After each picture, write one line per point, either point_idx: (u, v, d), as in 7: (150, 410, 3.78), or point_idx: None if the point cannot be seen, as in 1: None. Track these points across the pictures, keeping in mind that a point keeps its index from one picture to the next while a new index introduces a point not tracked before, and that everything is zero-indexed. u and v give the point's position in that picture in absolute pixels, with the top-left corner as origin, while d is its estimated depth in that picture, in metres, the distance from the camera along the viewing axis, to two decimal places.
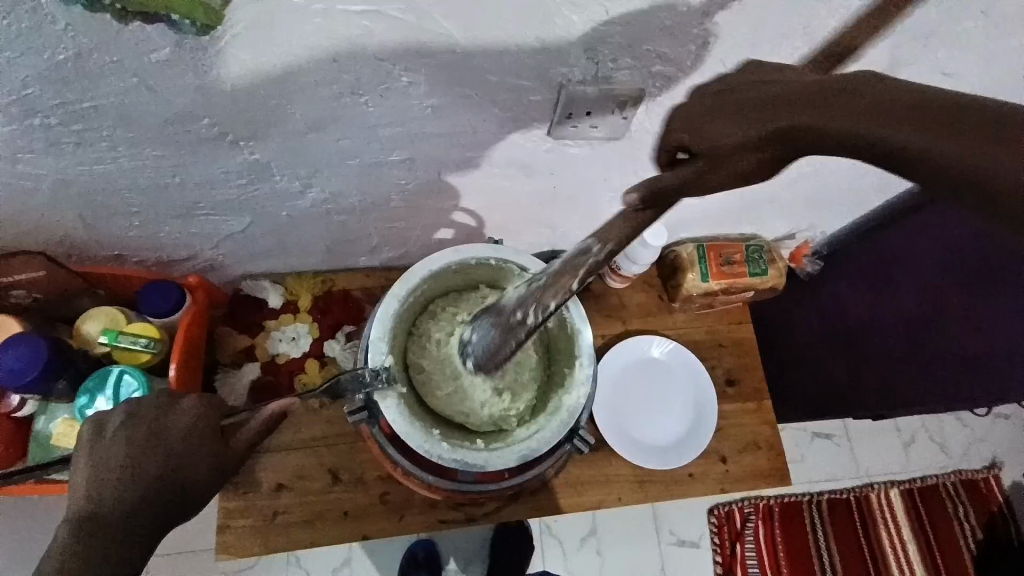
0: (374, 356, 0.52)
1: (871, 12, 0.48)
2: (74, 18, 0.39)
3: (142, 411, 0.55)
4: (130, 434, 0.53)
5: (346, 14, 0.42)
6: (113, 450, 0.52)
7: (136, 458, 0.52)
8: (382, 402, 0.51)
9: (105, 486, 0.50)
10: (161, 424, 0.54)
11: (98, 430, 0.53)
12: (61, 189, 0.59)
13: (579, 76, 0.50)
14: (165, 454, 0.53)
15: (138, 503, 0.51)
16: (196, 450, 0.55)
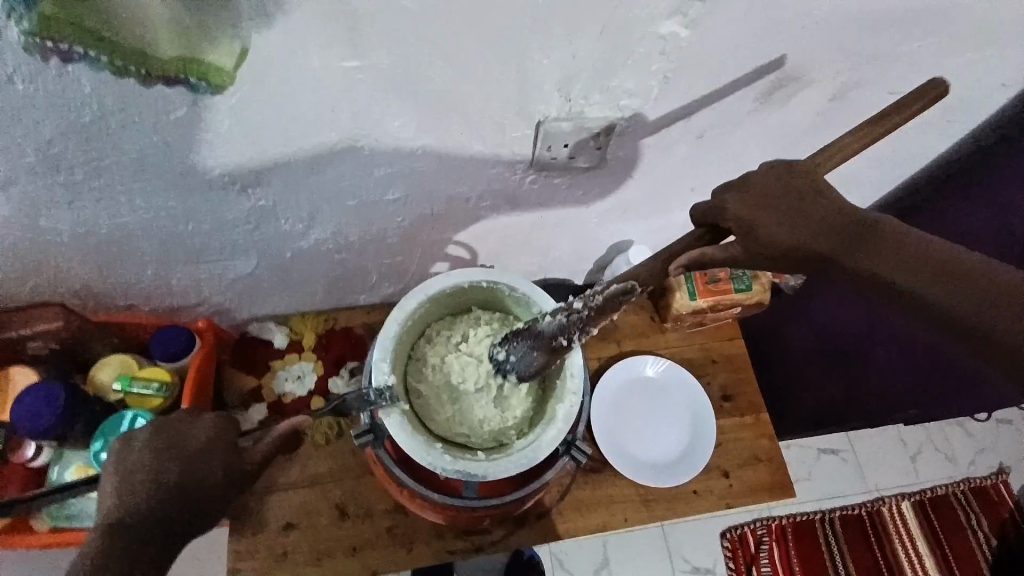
0: (378, 376, 0.54)
1: (808, 41, 0.53)
2: (100, 85, 0.43)
3: (164, 424, 0.58)
4: (152, 446, 0.57)
5: (342, 69, 0.46)
6: (140, 461, 0.56)
7: (157, 466, 0.56)
8: (388, 419, 0.52)
9: (131, 494, 0.54)
10: (182, 438, 0.58)
11: (125, 445, 0.57)
12: (81, 241, 0.63)
13: (555, 113, 0.56)
14: (184, 465, 0.57)
15: (159, 512, 0.55)
16: (213, 462, 0.58)
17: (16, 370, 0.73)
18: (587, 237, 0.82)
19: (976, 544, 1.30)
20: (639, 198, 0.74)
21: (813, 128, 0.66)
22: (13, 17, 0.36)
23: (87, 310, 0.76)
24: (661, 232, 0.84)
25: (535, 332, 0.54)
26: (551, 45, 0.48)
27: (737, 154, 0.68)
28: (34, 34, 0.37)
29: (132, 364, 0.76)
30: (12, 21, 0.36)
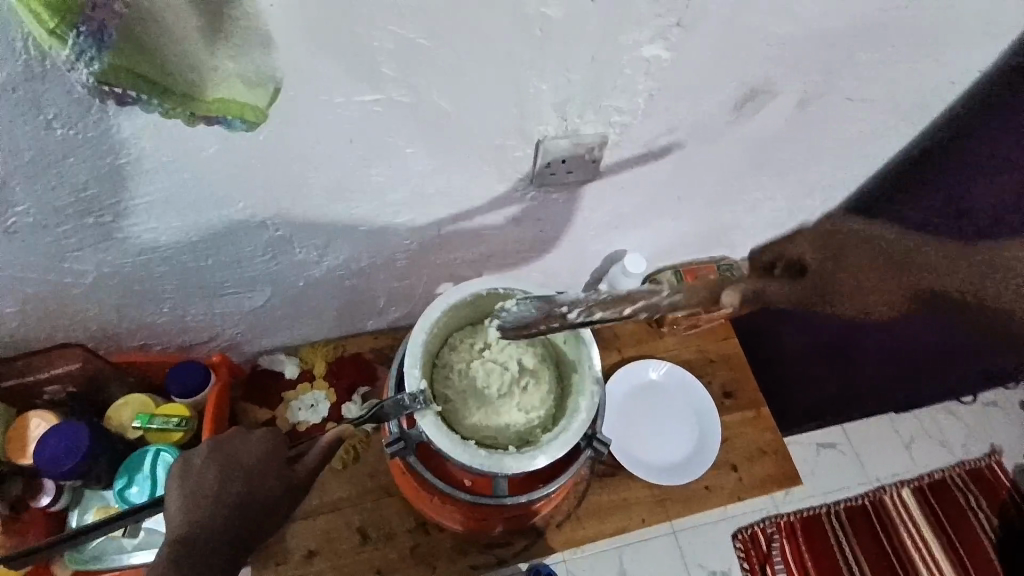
0: (410, 382, 0.56)
1: (775, 58, 0.60)
2: (140, 126, 0.47)
3: (221, 442, 0.59)
4: (213, 462, 0.57)
5: (361, 102, 0.51)
6: (203, 478, 0.56)
7: (220, 483, 0.56)
8: (423, 421, 0.54)
9: (198, 509, 0.55)
10: (238, 454, 0.59)
11: (186, 465, 0.57)
12: (106, 281, 0.66)
13: (553, 132, 0.61)
14: (246, 478, 0.57)
15: (224, 528, 0.55)
16: (269, 477, 0.58)
17: (34, 415, 0.73)
18: (584, 249, 0.86)
19: (978, 526, 1.30)
20: (631, 209, 0.79)
21: (788, 135, 0.72)
22: (83, 62, 0.36)
23: (104, 350, 0.77)
24: (653, 240, 0.89)
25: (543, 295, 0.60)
26: (548, 73, 0.53)
27: (719, 162, 0.74)
28: (97, 81, 0.38)
29: (150, 402, 0.77)
30: (81, 65, 0.36)
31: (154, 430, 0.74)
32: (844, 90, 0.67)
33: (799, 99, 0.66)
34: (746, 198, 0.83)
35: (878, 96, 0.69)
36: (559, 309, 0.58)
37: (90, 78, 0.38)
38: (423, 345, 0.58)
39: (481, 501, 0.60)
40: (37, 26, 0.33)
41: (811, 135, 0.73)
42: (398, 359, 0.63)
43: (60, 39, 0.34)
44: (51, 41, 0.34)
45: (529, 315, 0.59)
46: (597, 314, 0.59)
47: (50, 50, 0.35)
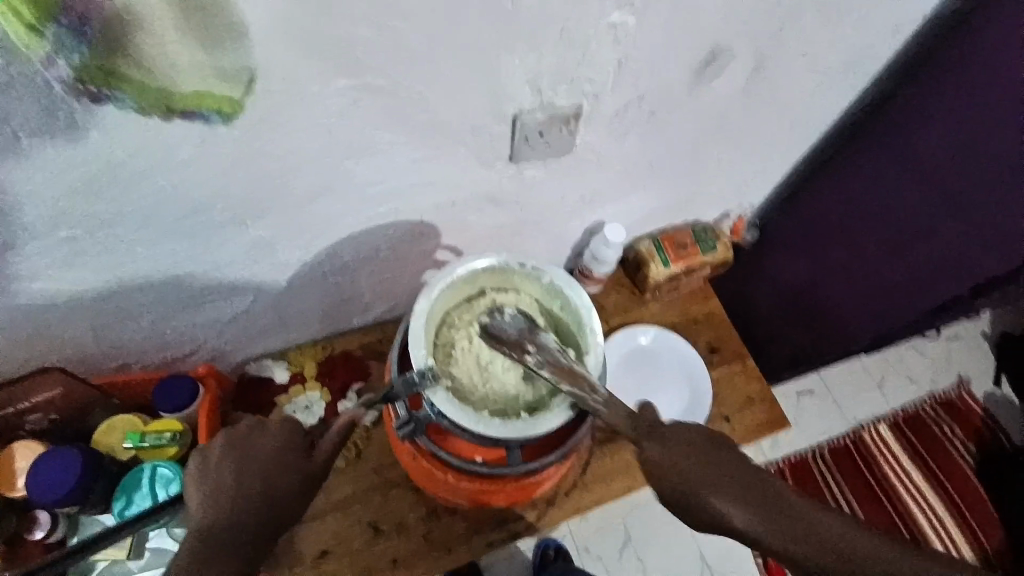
0: (418, 360, 0.57)
1: (735, 17, 0.61)
2: (107, 132, 0.46)
3: (236, 433, 0.58)
4: (230, 454, 0.56)
5: (336, 92, 0.51)
6: (222, 469, 0.55)
7: (242, 475, 0.55)
8: (435, 397, 0.56)
9: (220, 499, 0.54)
10: (256, 445, 0.58)
11: (204, 460, 0.56)
12: (80, 301, 0.63)
13: (528, 107, 0.61)
14: (266, 466, 0.57)
15: (246, 517, 0.54)
16: (287, 466, 0.58)
17: (17, 448, 0.71)
18: (564, 224, 0.87)
19: (957, 454, 1.34)
20: (607, 180, 0.80)
21: (751, 93, 0.73)
22: (61, 56, 0.39)
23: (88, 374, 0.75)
24: (629, 210, 0.90)
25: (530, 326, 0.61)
26: (521, 47, 0.54)
27: (689, 126, 0.75)
28: (75, 77, 0.40)
29: (137, 421, 0.76)
30: (60, 59, 0.39)
31: (146, 447, 0.73)
32: (800, 44, 0.68)
33: (759, 57, 0.68)
34: (715, 159, 0.85)
35: (832, 47, 0.70)
36: (526, 346, 0.59)
37: (68, 74, 0.40)
38: (427, 323, 0.59)
39: (498, 472, 0.63)
40: (14, 19, 0.36)
41: (772, 93, 0.75)
42: (400, 345, 0.65)
43: (41, 33, 0.37)
44: (30, 37, 0.37)
45: (507, 334, 0.61)
46: (546, 372, 0.57)
47: (32, 50, 0.38)
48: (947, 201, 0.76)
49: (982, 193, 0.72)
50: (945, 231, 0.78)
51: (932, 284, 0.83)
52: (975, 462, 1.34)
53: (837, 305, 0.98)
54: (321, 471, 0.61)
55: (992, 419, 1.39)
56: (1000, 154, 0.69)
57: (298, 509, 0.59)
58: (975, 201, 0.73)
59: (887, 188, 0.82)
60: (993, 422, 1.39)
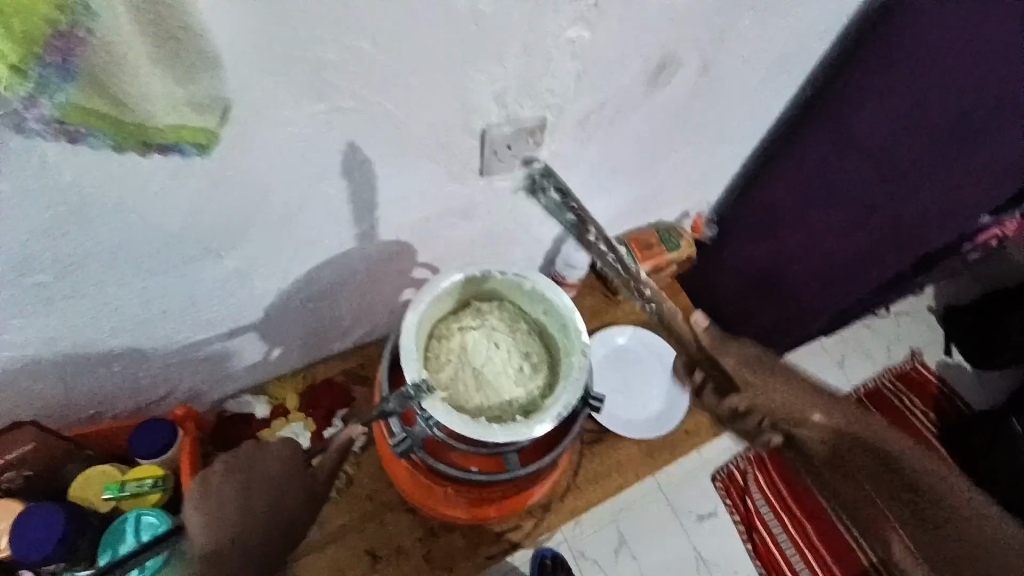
0: (411, 373, 0.58)
1: (678, 27, 0.66)
2: (80, 171, 0.46)
3: (238, 457, 0.58)
4: (233, 480, 0.56)
5: (309, 115, 0.52)
6: (225, 496, 0.55)
7: (245, 499, 0.57)
8: (433, 407, 0.56)
9: (224, 526, 0.55)
10: (261, 470, 0.58)
11: (205, 484, 0.55)
12: (49, 347, 0.61)
13: (495, 122, 0.64)
14: (269, 491, 0.59)
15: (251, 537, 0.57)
16: (288, 490, 0.61)
17: None
18: (535, 233, 0.90)
19: (919, 423, 1.43)
20: (572, 187, 0.83)
21: (698, 96, 0.78)
22: (43, 96, 0.36)
23: (60, 426, 0.74)
24: (595, 215, 0.94)
25: None
26: (483, 64, 0.56)
27: (644, 131, 0.80)
28: (55, 117, 0.38)
29: (116, 472, 0.74)
30: (43, 98, 0.36)
31: (128, 497, 0.71)
32: (739, 49, 0.74)
33: (703, 63, 0.73)
34: (671, 160, 0.90)
35: (766, 52, 0.77)
36: None
37: (47, 113, 0.38)
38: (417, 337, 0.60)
39: (497, 479, 0.63)
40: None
41: (718, 95, 0.80)
42: (388, 361, 0.66)
43: (25, 74, 0.34)
44: (12, 79, 0.34)
45: None
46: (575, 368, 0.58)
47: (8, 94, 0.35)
48: (893, 177, 0.80)
49: (926, 166, 0.76)
50: (893, 204, 0.82)
51: (884, 254, 0.87)
52: (936, 429, 1.42)
53: (795, 286, 1.03)
54: (322, 485, 0.65)
55: (947, 386, 1.48)
56: (922, 116, 0.74)
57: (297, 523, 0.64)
58: (919, 177, 0.78)
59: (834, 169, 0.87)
60: (948, 389, 1.48)
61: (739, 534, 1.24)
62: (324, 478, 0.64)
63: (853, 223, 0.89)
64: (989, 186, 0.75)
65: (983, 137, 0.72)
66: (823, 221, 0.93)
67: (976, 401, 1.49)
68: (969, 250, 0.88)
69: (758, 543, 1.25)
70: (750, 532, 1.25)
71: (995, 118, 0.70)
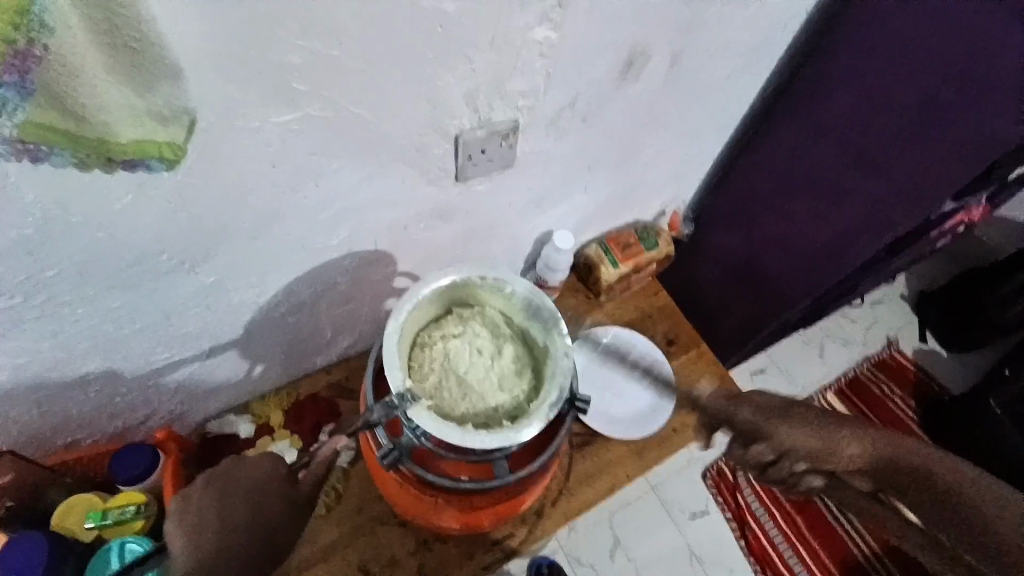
0: (394, 382, 0.57)
1: (642, 25, 0.67)
2: (46, 188, 0.45)
3: (216, 471, 0.57)
4: (211, 492, 0.56)
5: (279, 122, 0.52)
6: (205, 507, 0.55)
7: (224, 511, 0.55)
8: (417, 415, 0.56)
9: (205, 536, 0.53)
10: (237, 480, 0.57)
11: (184, 501, 0.55)
12: (17, 374, 0.60)
13: (468, 124, 0.64)
14: (248, 501, 0.56)
15: (234, 553, 0.54)
16: (271, 497, 0.58)
17: None
18: (513, 237, 0.90)
19: (897, 408, 1.47)
20: (548, 187, 0.84)
21: (666, 91, 0.80)
22: (5, 114, 0.36)
23: (35, 454, 0.71)
24: (573, 215, 0.95)
25: (546, 359, 0.62)
26: (452, 66, 0.56)
27: (615, 129, 0.81)
28: (17, 135, 0.37)
29: (97, 499, 0.71)
30: (4, 117, 0.36)
31: (110, 525, 0.69)
32: (702, 45, 0.75)
33: (669, 59, 0.74)
34: (644, 157, 0.91)
35: (728, 48, 0.78)
36: None
37: (9, 132, 0.37)
38: (399, 345, 0.60)
39: (486, 486, 0.62)
40: None
41: (685, 91, 0.82)
42: (373, 370, 0.65)
43: None
44: None
45: None
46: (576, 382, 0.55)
47: None
48: (860, 164, 0.83)
49: (889, 152, 0.79)
50: (861, 191, 0.84)
51: (855, 241, 0.89)
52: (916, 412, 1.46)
53: (771, 278, 1.05)
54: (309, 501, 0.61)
55: (923, 369, 1.52)
56: (883, 103, 0.77)
57: (287, 537, 0.59)
58: (882, 161, 0.80)
59: (802, 160, 0.89)
60: (925, 372, 1.52)
61: (733, 530, 1.26)
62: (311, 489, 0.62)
63: (823, 212, 0.91)
64: (952, 177, 0.75)
65: (938, 124, 0.72)
66: (795, 212, 0.95)
67: (953, 383, 1.52)
68: (937, 234, 0.91)
69: (750, 537, 1.27)
70: (742, 527, 1.27)
71: (947, 104, 0.71)
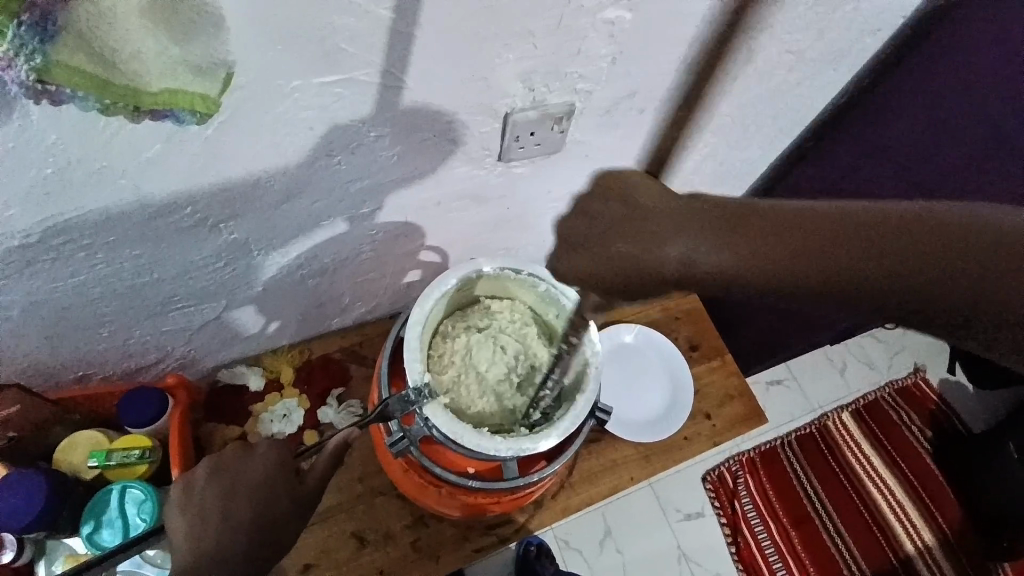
0: (413, 376, 0.55)
1: (724, 15, 0.60)
2: (69, 130, 0.42)
3: (222, 459, 0.57)
4: (215, 482, 0.56)
5: (320, 85, 0.48)
6: (208, 499, 0.55)
7: (226, 506, 0.54)
8: (432, 413, 0.54)
9: (206, 534, 0.53)
10: (242, 472, 0.56)
11: (189, 487, 0.55)
12: (32, 311, 0.58)
13: (520, 104, 0.59)
14: (251, 496, 0.55)
15: (237, 550, 0.53)
16: (277, 489, 0.57)
17: None
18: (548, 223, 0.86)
19: (915, 439, 1.41)
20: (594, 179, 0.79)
21: (734, 90, 0.73)
22: (21, 57, 0.32)
23: (43, 388, 0.71)
24: None
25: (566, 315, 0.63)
26: (512, 41, 0.51)
27: (673, 125, 0.75)
28: (35, 78, 0.34)
29: (102, 437, 0.72)
30: (21, 60, 0.32)
31: (113, 466, 0.69)
32: (784, 44, 0.68)
33: (745, 55, 0.68)
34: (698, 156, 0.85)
35: (812, 47, 0.71)
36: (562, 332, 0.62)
37: (25, 76, 0.33)
38: (422, 336, 0.58)
39: (492, 486, 0.60)
40: None
41: (756, 92, 0.75)
42: (390, 353, 0.62)
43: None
44: None
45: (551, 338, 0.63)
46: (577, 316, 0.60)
47: None
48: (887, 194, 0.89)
49: None
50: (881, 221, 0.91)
51: None
52: (931, 445, 1.40)
53: None
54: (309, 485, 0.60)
55: (946, 404, 1.45)
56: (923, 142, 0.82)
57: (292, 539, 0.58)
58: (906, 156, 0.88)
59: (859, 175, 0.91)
60: (948, 408, 1.45)
61: (725, 536, 1.24)
62: (316, 482, 0.60)
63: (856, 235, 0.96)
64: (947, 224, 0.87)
65: None
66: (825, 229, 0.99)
67: (976, 421, 1.46)
68: None
69: (742, 545, 1.25)
70: (736, 534, 1.25)
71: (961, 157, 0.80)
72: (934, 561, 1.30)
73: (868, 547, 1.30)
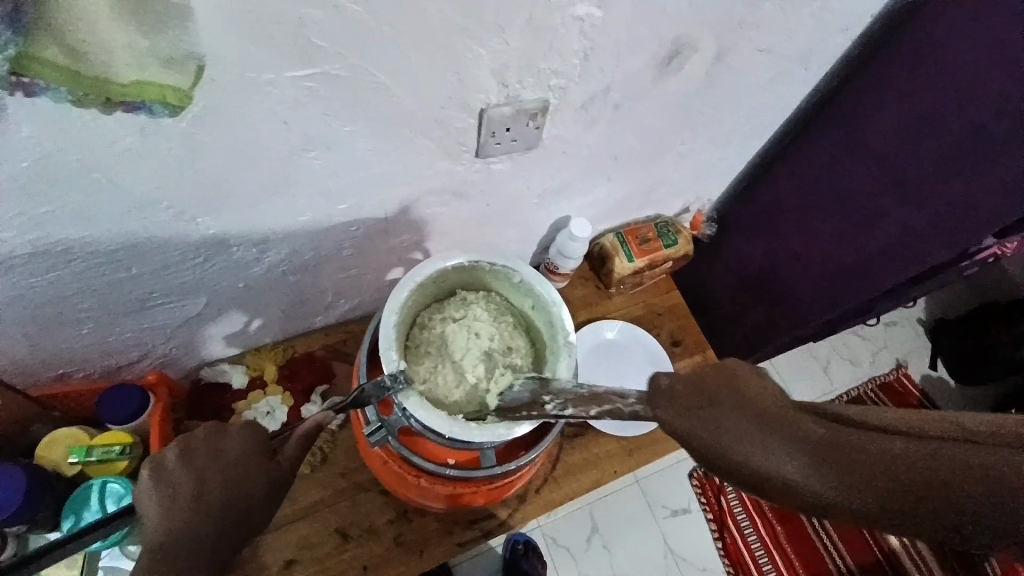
0: (389, 364, 0.57)
1: (693, 14, 0.62)
2: (45, 125, 0.43)
3: (194, 440, 0.57)
4: (187, 462, 0.55)
5: (294, 79, 0.49)
6: (179, 477, 0.54)
7: (200, 485, 0.55)
8: (406, 401, 0.55)
9: (177, 512, 0.53)
10: (216, 454, 0.57)
11: (158, 465, 0.54)
12: (9, 307, 0.59)
13: (494, 100, 0.61)
14: (224, 478, 0.57)
15: (206, 530, 0.54)
16: (253, 474, 0.59)
17: None
18: (530, 219, 0.87)
19: None
20: (573, 176, 0.81)
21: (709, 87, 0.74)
22: None
23: (25, 386, 0.71)
24: (592, 206, 0.91)
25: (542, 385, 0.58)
26: (485, 38, 0.53)
27: (648, 124, 0.77)
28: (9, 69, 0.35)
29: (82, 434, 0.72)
30: None
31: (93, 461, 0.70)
32: (755, 41, 0.70)
33: (715, 54, 0.69)
34: (674, 153, 0.86)
35: (784, 45, 0.73)
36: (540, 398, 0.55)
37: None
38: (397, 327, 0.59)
39: (470, 474, 0.62)
40: None
41: (729, 88, 0.76)
42: (367, 347, 0.64)
43: None
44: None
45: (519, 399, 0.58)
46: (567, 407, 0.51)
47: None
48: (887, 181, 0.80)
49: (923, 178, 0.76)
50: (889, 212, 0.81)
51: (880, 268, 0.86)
52: None
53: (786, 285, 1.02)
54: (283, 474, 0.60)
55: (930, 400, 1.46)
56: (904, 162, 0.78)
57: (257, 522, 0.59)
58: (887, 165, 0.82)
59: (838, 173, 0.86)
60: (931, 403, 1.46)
61: (711, 531, 1.25)
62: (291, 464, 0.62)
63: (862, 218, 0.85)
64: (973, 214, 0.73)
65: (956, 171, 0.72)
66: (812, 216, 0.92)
67: None
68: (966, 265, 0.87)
69: (728, 540, 1.26)
70: (722, 529, 1.26)
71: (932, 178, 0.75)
72: (918, 554, 1.31)
73: (853, 541, 1.31)
